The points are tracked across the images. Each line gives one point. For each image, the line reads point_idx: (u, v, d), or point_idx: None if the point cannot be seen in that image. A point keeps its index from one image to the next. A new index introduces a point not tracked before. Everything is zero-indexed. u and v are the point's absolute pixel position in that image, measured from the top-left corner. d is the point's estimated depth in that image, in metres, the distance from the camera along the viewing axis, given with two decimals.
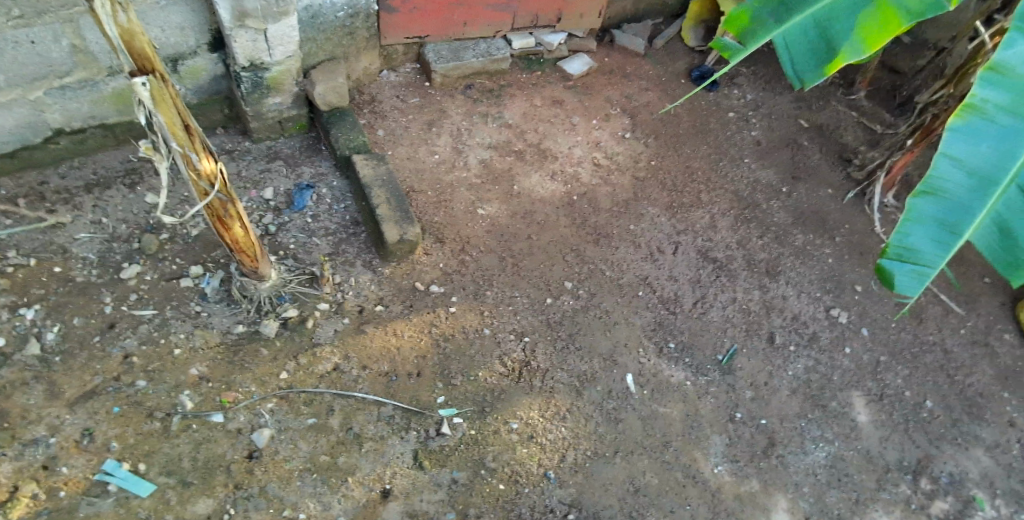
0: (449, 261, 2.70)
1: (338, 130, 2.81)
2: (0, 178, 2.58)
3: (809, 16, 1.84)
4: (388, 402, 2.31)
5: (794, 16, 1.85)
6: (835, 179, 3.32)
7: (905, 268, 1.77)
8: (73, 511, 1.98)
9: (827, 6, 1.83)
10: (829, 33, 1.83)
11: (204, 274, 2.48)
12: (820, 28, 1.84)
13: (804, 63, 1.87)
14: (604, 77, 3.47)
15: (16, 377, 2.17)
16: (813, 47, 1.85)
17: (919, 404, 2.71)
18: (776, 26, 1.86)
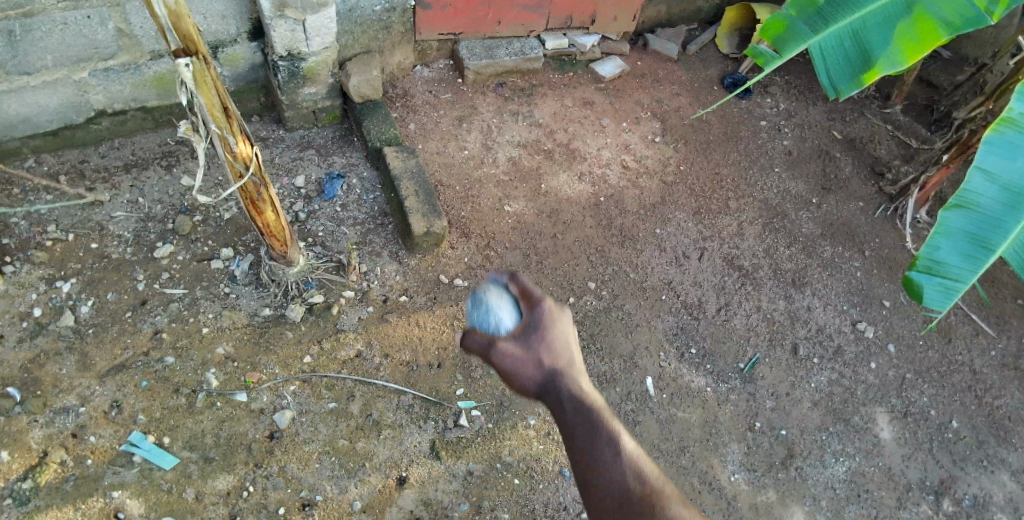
0: (474, 256, 2.71)
1: (370, 122, 2.85)
2: (44, 155, 2.66)
3: (845, 26, 1.82)
4: (408, 391, 2.34)
5: (830, 26, 1.83)
6: (866, 192, 3.28)
7: (932, 281, 1.70)
8: (98, 479, 2.03)
9: (864, 16, 1.81)
10: (865, 43, 1.81)
11: (234, 256, 2.52)
12: (856, 38, 1.82)
13: (838, 72, 1.85)
14: (636, 80, 3.47)
15: (50, 347, 2.24)
16: (849, 57, 1.83)
17: (944, 423, 2.66)
18: (811, 35, 1.85)
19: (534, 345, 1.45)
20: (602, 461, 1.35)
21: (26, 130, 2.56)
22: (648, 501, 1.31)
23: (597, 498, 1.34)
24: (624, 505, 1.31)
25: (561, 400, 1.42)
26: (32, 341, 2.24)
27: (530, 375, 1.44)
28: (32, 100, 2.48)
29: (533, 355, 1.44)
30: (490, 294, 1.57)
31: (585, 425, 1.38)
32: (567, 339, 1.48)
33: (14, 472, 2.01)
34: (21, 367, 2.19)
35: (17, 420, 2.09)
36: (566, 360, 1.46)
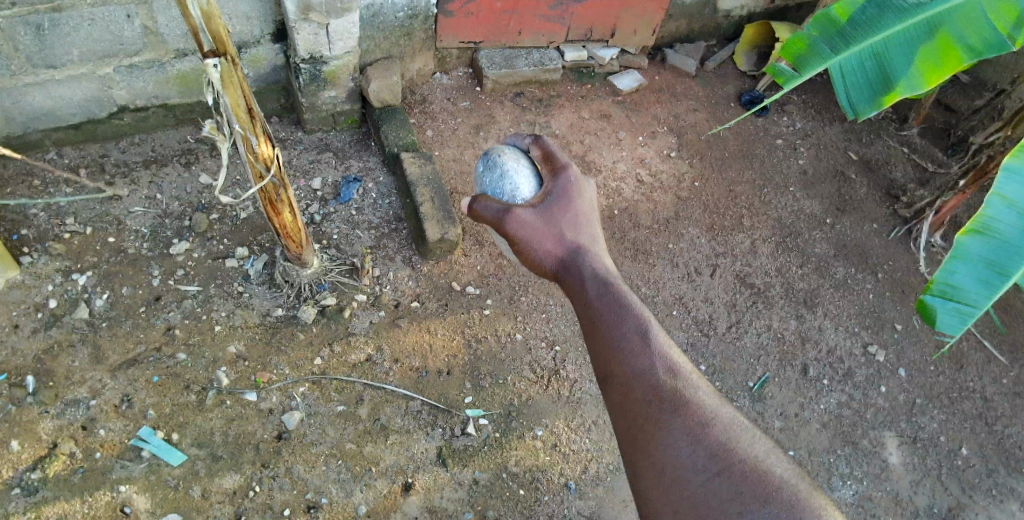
0: (486, 264, 2.72)
1: (389, 127, 2.86)
2: (65, 148, 2.69)
3: (868, 46, 1.78)
4: (416, 397, 2.34)
5: (852, 46, 1.80)
6: (881, 215, 3.27)
7: (947, 305, 1.66)
8: (106, 473, 2.04)
9: (887, 37, 1.77)
10: (886, 65, 1.77)
11: (249, 256, 2.54)
12: (877, 60, 1.78)
13: (858, 93, 1.81)
14: (654, 94, 3.47)
15: (63, 339, 2.25)
16: (870, 78, 1.79)
17: (953, 450, 2.64)
18: (833, 55, 1.81)
19: (556, 217, 1.63)
20: (632, 340, 1.52)
21: (48, 123, 2.59)
22: (677, 384, 1.47)
23: (623, 374, 1.51)
24: (653, 390, 1.46)
25: (581, 271, 1.60)
26: (46, 332, 2.26)
27: (551, 246, 1.62)
28: (57, 93, 2.51)
29: (552, 227, 1.62)
30: (507, 161, 1.77)
31: (612, 298, 1.55)
32: (589, 215, 1.68)
33: (24, 462, 2.03)
34: (34, 357, 2.20)
35: (28, 411, 2.11)
36: (586, 234, 1.65)
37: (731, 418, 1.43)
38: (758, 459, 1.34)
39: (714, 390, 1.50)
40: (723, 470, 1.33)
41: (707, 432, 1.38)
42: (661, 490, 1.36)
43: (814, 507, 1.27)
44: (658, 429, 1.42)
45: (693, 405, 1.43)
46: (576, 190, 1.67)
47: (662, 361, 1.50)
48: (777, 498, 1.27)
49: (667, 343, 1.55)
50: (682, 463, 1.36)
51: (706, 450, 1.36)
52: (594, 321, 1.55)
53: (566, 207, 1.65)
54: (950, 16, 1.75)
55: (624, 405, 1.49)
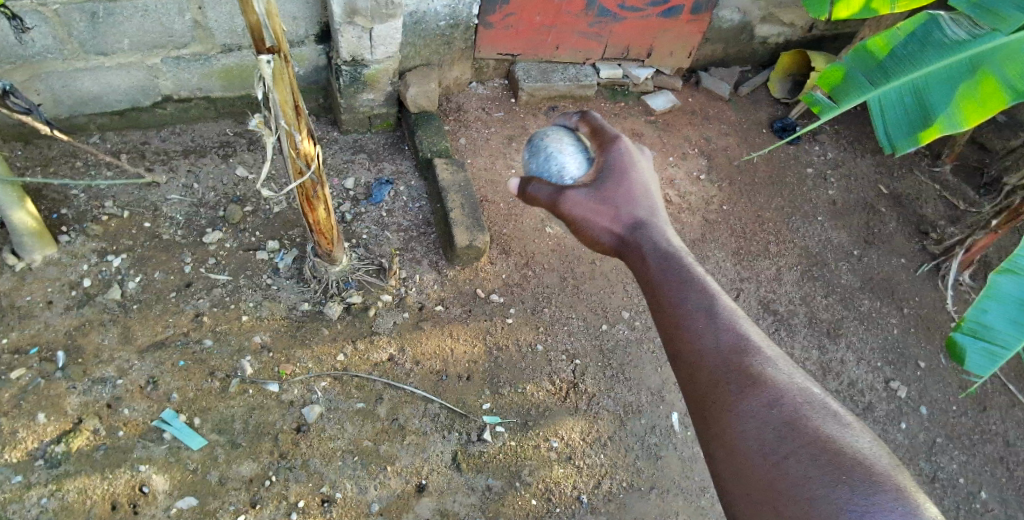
0: (512, 274, 2.73)
1: (424, 133, 2.90)
2: (108, 132, 2.76)
3: (909, 80, 1.62)
4: (435, 400, 2.36)
5: (892, 79, 1.64)
6: (909, 250, 3.24)
7: (976, 343, 1.49)
8: (128, 451, 2.07)
9: (927, 73, 1.61)
10: (926, 101, 1.60)
11: (279, 250, 2.57)
12: (918, 96, 1.62)
13: (897, 127, 1.64)
14: (686, 116, 3.49)
15: (95, 317, 2.29)
16: (911, 112, 1.62)
17: (972, 493, 2.61)
18: (872, 87, 1.66)
19: (610, 194, 1.78)
20: (694, 315, 1.57)
21: (95, 108, 2.66)
22: (744, 362, 1.47)
23: (687, 351, 1.55)
24: (718, 363, 1.49)
25: (641, 246, 1.74)
26: (78, 310, 2.30)
27: (607, 223, 1.78)
28: (106, 79, 2.58)
29: (607, 206, 1.77)
30: (552, 143, 1.91)
31: (667, 271, 1.65)
32: (645, 185, 1.81)
33: (48, 435, 2.06)
34: (66, 333, 2.25)
35: (57, 385, 2.15)
36: (643, 211, 1.78)
37: (802, 395, 1.40)
38: (830, 438, 1.31)
39: (787, 366, 1.48)
40: (792, 453, 1.30)
41: (774, 411, 1.38)
42: (732, 471, 1.36)
43: (895, 489, 1.20)
44: (725, 408, 1.43)
45: (762, 382, 1.43)
46: (628, 165, 1.80)
47: (726, 335, 1.53)
48: (849, 477, 1.23)
49: (734, 317, 1.56)
50: (749, 440, 1.37)
51: (773, 430, 1.35)
52: (657, 296, 1.65)
53: (619, 185, 1.79)
54: (993, 55, 1.58)
55: (692, 384, 1.52)
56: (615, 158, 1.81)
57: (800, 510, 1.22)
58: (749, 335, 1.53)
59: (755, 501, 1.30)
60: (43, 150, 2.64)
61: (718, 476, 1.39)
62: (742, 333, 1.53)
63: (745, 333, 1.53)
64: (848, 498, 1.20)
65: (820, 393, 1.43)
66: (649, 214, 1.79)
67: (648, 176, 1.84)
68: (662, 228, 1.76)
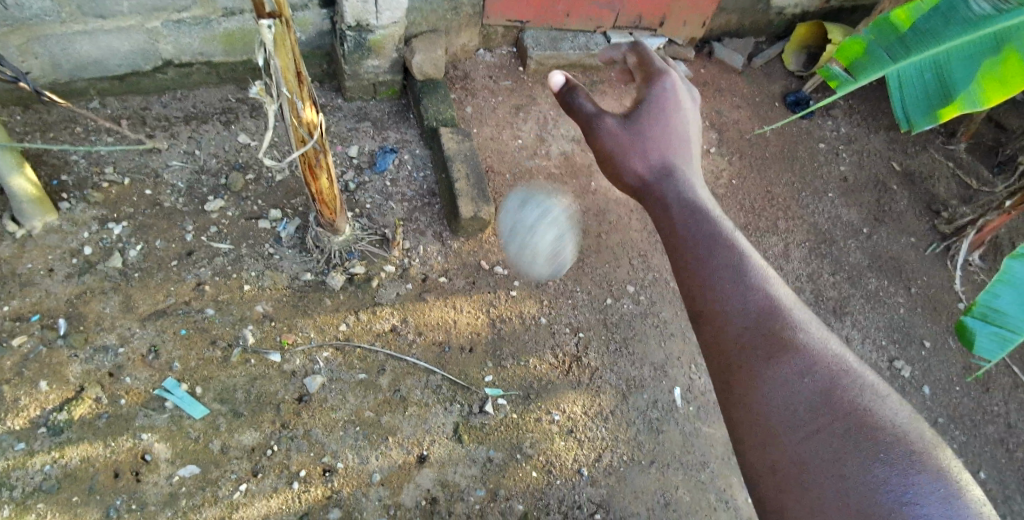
0: (516, 246, 2.70)
1: (429, 101, 2.84)
2: (109, 98, 2.70)
3: (930, 56, 1.53)
4: (437, 371, 2.35)
5: (913, 54, 1.55)
6: (919, 229, 3.19)
7: (985, 329, 1.46)
8: (130, 420, 2.09)
9: (948, 49, 1.51)
10: (946, 78, 1.50)
11: (281, 219, 2.54)
12: (938, 72, 1.52)
13: (915, 104, 1.54)
14: (697, 88, 3.41)
15: (96, 286, 2.28)
16: (929, 89, 1.52)
17: (972, 474, 2.61)
18: (890, 61, 1.57)
19: (646, 134, 1.79)
20: (725, 276, 1.59)
21: (94, 73, 2.61)
22: (775, 327, 1.50)
23: (717, 313, 1.57)
24: (749, 323, 1.52)
25: (665, 195, 1.75)
26: (79, 278, 2.28)
27: (638, 165, 1.79)
28: (105, 43, 2.52)
29: (638, 142, 1.79)
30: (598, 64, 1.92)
31: (690, 226, 1.68)
32: (686, 121, 1.82)
33: (51, 403, 2.07)
34: (67, 301, 2.24)
35: (58, 353, 2.15)
36: (675, 155, 1.79)
37: (837, 365, 1.42)
38: (867, 410, 1.32)
39: (817, 333, 1.50)
40: (825, 428, 1.32)
41: (807, 378, 1.40)
42: (759, 439, 1.40)
43: (936, 468, 1.22)
44: (755, 374, 1.46)
45: (792, 348, 1.45)
46: (667, 105, 1.81)
47: (756, 298, 1.55)
48: (886, 455, 1.24)
49: (765, 278, 1.58)
50: (780, 410, 1.39)
51: (807, 400, 1.37)
52: (683, 251, 1.67)
53: (658, 123, 1.79)
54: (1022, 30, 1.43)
55: (720, 345, 1.55)
56: (658, 93, 1.82)
57: (834, 485, 1.25)
58: (779, 299, 1.56)
59: (782, 472, 1.34)
60: (42, 116, 2.59)
61: (744, 441, 1.43)
62: (773, 298, 1.55)
63: (777, 299, 1.55)
64: (886, 477, 1.21)
65: (855, 365, 1.44)
66: (679, 160, 1.80)
67: (687, 118, 1.83)
68: (690, 176, 1.78)
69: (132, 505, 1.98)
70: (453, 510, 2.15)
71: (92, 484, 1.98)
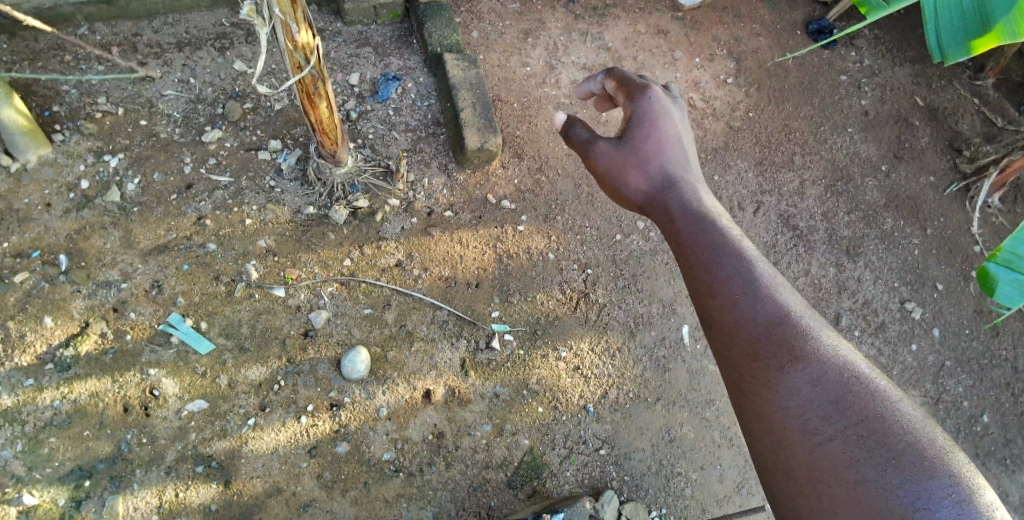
0: (524, 179, 2.62)
1: (433, 25, 2.70)
2: (98, 23, 2.54)
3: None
4: (443, 307, 2.32)
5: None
6: (940, 167, 3.08)
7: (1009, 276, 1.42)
8: (136, 355, 2.09)
9: None
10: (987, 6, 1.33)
11: (282, 149, 2.45)
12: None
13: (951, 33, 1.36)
14: (716, 13, 3.21)
15: (95, 221, 2.23)
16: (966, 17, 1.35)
17: (974, 416, 2.67)
18: None
19: (641, 148, 1.78)
20: (731, 285, 1.55)
21: None
22: (785, 336, 1.46)
23: (725, 323, 1.54)
24: (756, 339, 1.48)
25: (667, 205, 1.74)
26: (77, 213, 2.23)
27: (637, 182, 1.78)
28: None
29: (633, 159, 1.78)
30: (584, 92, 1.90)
31: (699, 234, 1.65)
32: (676, 133, 1.80)
33: (57, 339, 2.07)
34: (67, 237, 2.20)
35: (61, 288, 2.13)
36: (673, 166, 1.78)
37: (847, 370, 1.39)
38: (880, 416, 1.30)
39: (829, 339, 1.46)
40: (837, 434, 1.31)
41: (818, 388, 1.38)
42: (772, 445, 1.40)
43: (948, 474, 1.20)
44: (765, 384, 1.45)
45: (803, 358, 1.42)
46: (655, 120, 1.78)
47: (765, 307, 1.51)
48: (900, 460, 1.23)
49: (772, 286, 1.54)
50: (791, 420, 1.38)
51: (818, 408, 1.36)
52: (689, 261, 1.64)
53: (649, 138, 1.78)
54: None
55: (733, 365, 1.52)
56: (644, 108, 1.79)
57: (847, 492, 1.25)
58: (786, 306, 1.52)
59: (796, 477, 1.34)
60: (29, 43, 2.48)
61: (759, 450, 1.43)
62: (781, 304, 1.51)
63: (782, 305, 1.51)
64: (898, 483, 1.21)
65: (865, 368, 1.41)
66: (677, 171, 1.78)
67: (680, 130, 1.82)
68: (690, 185, 1.77)
69: (143, 439, 2.01)
70: (461, 445, 2.18)
71: (102, 419, 2.01)
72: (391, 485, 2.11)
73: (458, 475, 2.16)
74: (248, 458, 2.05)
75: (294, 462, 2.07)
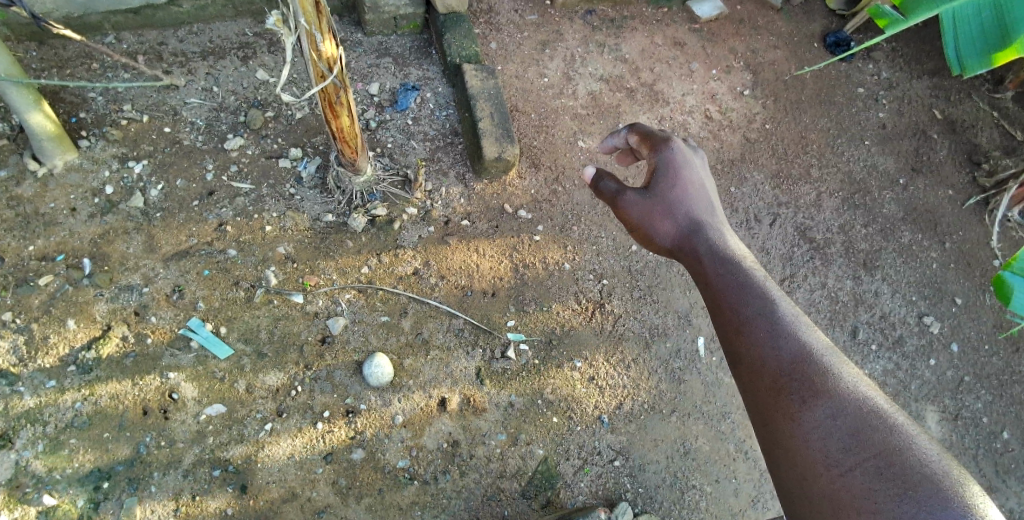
0: (541, 189, 2.63)
1: (452, 35, 2.72)
2: (124, 32, 2.59)
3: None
4: (459, 315, 2.33)
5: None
6: (958, 181, 3.06)
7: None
8: (157, 359, 2.12)
9: None
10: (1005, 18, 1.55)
11: (302, 157, 2.48)
12: (998, 11, 1.56)
13: (969, 45, 1.60)
14: (733, 26, 3.22)
15: (119, 225, 2.27)
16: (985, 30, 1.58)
17: (993, 433, 2.63)
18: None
19: (667, 196, 1.77)
20: (756, 325, 1.54)
21: (107, 5, 2.48)
22: (807, 372, 1.45)
23: (750, 362, 1.53)
24: (781, 379, 1.47)
25: (695, 249, 1.73)
26: (101, 217, 2.27)
27: (664, 229, 1.77)
28: None
29: (661, 206, 1.77)
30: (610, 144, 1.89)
31: (725, 277, 1.64)
32: (701, 182, 1.80)
33: (80, 341, 2.10)
34: (90, 241, 2.23)
35: (84, 292, 2.16)
36: (699, 211, 1.77)
37: (868, 404, 1.38)
38: (898, 448, 1.30)
39: (849, 373, 1.45)
40: (857, 464, 1.31)
41: (838, 422, 1.37)
42: (795, 477, 1.38)
43: (963, 505, 1.20)
44: (789, 417, 1.43)
45: (825, 393, 1.41)
46: (679, 171, 1.78)
47: (790, 345, 1.50)
48: (917, 491, 1.23)
49: (795, 324, 1.53)
50: (813, 453, 1.37)
51: (839, 441, 1.35)
52: (716, 303, 1.63)
53: (675, 187, 1.77)
54: None
55: (759, 404, 1.50)
56: (667, 160, 1.79)
57: None
58: (810, 344, 1.50)
59: (818, 509, 1.33)
60: (57, 51, 2.53)
61: (782, 482, 1.41)
62: (805, 341, 1.50)
63: (807, 344, 1.50)
64: (914, 514, 1.21)
65: (884, 401, 1.41)
66: (704, 216, 1.77)
67: (703, 178, 1.81)
68: (715, 230, 1.76)
69: (161, 442, 2.03)
70: (475, 454, 2.18)
71: (121, 421, 2.03)
72: (406, 493, 2.11)
73: (472, 484, 2.16)
74: (265, 463, 2.06)
75: (310, 468, 2.08)
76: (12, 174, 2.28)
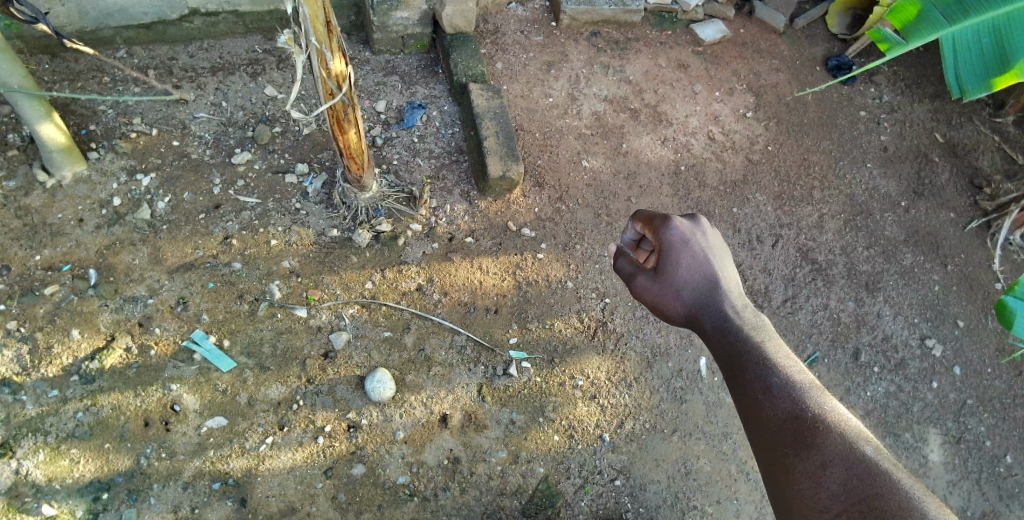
0: (545, 208, 2.65)
1: (458, 55, 2.75)
2: (135, 47, 2.63)
3: (989, 20, 1.61)
4: (462, 332, 2.34)
5: (970, 16, 1.62)
6: (960, 204, 3.07)
7: None
8: (159, 370, 2.12)
9: (1010, 12, 1.59)
10: (1005, 45, 1.59)
11: (308, 173, 2.51)
12: (997, 37, 1.60)
13: (968, 72, 1.66)
14: (736, 48, 3.26)
15: (125, 236, 2.29)
16: (984, 56, 1.63)
17: (997, 456, 2.61)
18: (947, 26, 1.63)
19: (673, 273, 1.66)
20: (754, 388, 1.46)
21: (121, 20, 2.53)
22: (799, 426, 1.38)
23: (750, 420, 1.46)
24: (775, 434, 1.40)
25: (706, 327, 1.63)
26: (108, 229, 2.29)
27: (673, 304, 1.67)
28: None
29: (667, 287, 1.67)
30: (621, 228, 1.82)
31: (732, 350, 1.54)
32: (710, 256, 1.67)
33: (83, 351, 2.11)
34: (97, 252, 2.25)
35: (89, 302, 2.17)
36: (708, 287, 1.65)
37: (857, 452, 1.31)
38: (881, 493, 1.23)
39: (842, 424, 1.38)
40: (843, 511, 1.26)
41: (828, 472, 1.30)
42: None
43: None
44: (783, 470, 1.37)
45: (815, 443, 1.35)
46: (686, 246, 1.67)
47: (785, 403, 1.42)
48: None
49: (790, 382, 1.45)
50: (806, 502, 1.31)
51: (826, 489, 1.29)
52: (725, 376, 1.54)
53: (680, 268, 1.66)
54: None
55: (762, 458, 1.43)
56: (669, 242, 1.67)
57: None
58: (806, 398, 1.42)
59: None
60: (70, 64, 2.57)
61: None
62: (800, 395, 1.43)
63: (803, 398, 1.43)
64: None
65: (875, 449, 1.33)
66: (713, 290, 1.65)
67: (711, 253, 1.69)
68: (730, 302, 1.64)
69: (162, 454, 2.03)
70: (475, 471, 2.17)
71: (122, 432, 2.03)
72: (405, 509, 2.09)
73: (472, 501, 2.14)
74: (264, 477, 2.05)
75: (310, 483, 2.07)
76: (21, 184, 2.31)
